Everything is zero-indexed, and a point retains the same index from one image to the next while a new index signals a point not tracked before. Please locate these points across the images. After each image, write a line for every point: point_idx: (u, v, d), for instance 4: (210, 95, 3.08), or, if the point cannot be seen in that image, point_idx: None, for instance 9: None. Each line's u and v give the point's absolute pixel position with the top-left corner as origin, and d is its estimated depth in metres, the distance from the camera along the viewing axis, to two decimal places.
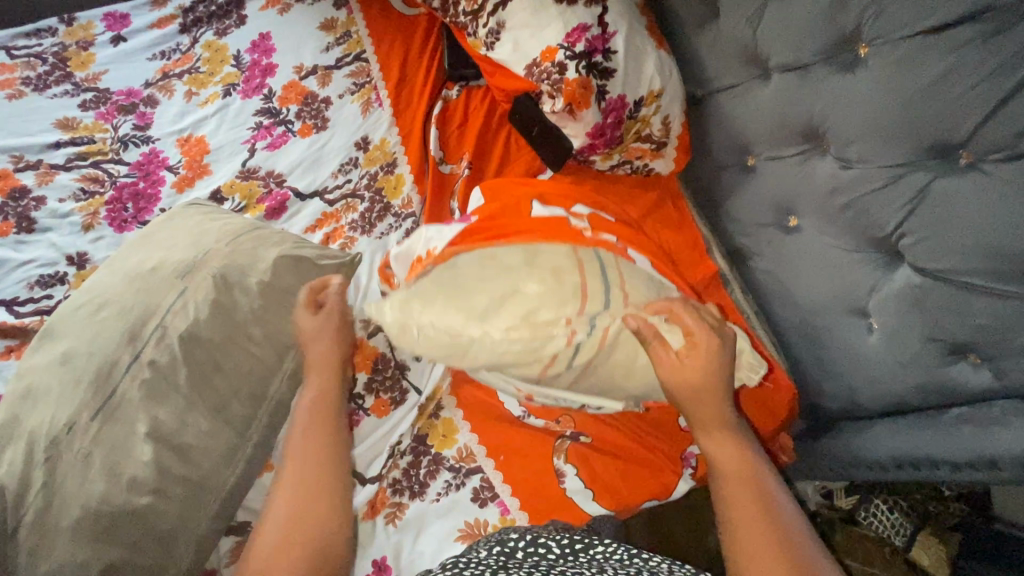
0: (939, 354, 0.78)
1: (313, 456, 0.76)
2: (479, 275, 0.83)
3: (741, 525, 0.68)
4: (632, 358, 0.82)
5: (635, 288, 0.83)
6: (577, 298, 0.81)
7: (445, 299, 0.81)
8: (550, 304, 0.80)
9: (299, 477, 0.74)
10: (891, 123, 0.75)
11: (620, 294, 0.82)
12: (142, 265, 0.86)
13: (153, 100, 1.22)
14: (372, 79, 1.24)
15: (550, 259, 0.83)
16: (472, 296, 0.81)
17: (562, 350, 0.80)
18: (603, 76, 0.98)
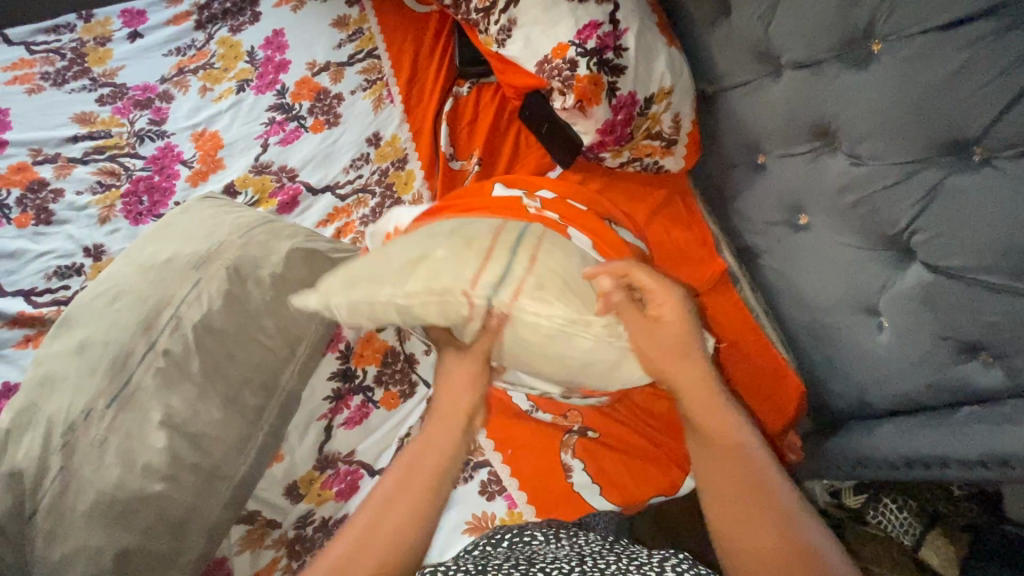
0: (949, 352, 0.78)
1: (396, 512, 0.70)
2: (392, 254, 0.73)
3: (723, 495, 0.69)
4: (564, 336, 0.70)
5: (549, 253, 0.73)
6: (479, 263, 0.70)
7: (356, 281, 0.71)
8: (454, 268, 0.70)
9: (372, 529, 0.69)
10: (903, 120, 0.75)
11: (530, 256, 0.72)
12: (156, 256, 0.87)
13: (168, 95, 1.23)
14: (384, 75, 1.25)
15: (473, 230, 0.75)
16: (382, 267, 0.71)
17: (473, 319, 0.70)
18: (614, 72, 0.98)
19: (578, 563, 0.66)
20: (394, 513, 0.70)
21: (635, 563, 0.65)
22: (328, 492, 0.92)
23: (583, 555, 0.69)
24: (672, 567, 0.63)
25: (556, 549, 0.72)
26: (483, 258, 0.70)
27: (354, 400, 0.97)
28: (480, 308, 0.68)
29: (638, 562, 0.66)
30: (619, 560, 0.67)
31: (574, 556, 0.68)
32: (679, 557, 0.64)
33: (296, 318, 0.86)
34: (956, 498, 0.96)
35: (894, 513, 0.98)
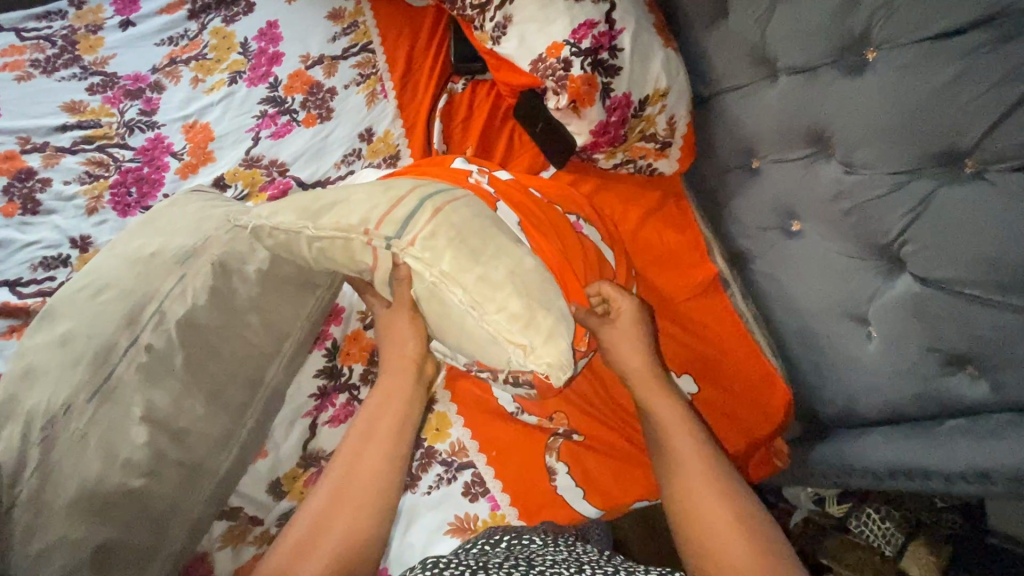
0: (936, 364, 0.78)
1: (367, 462, 0.79)
2: (333, 193, 0.80)
3: (699, 509, 0.75)
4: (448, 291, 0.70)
5: (454, 210, 0.73)
6: (387, 207, 0.73)
7: (289, 203, 0.79)
8: (364, 208, 0.74)
9: (348, 483, 0.78)
10: (896, 129, 0.74)
11: (432, 208, 0.73)
12: (141, 250, 0.86)
13: (160, 85, 1.22)
14: (378, 70, 1.23)
15: (408, 181, 0.78)
16: (311, 203, 0.77)
17: (379, 268, 0.74)
18: (608, 73, 0.97)
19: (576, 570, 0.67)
20: (366, 465, 0.79)
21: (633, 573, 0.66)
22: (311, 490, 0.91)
23: (581, 564, 0.70)
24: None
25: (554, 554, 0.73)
26: (391, 202, 0.73)
27: (340, 398, 0.97)
28: (379, 251, 0.72)
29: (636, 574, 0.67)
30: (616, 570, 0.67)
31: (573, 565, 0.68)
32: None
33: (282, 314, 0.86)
34: (938, 509, 0.97)
35: (876, 523, 0.99)
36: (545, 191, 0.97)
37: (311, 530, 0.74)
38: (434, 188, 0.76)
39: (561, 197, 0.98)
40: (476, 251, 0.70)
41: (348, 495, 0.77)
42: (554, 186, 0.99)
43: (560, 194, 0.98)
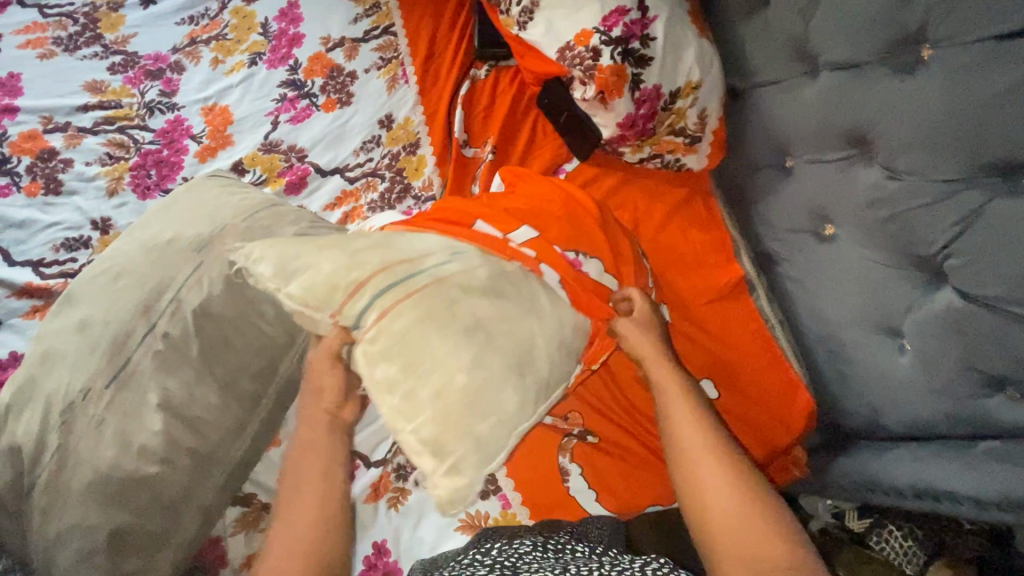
0: (973, 385, 0.74)
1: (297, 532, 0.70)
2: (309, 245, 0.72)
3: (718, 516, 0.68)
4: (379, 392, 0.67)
5: (416, 304, 0.67)
6: (348, 290, 0.68)
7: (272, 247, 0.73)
8: (326, 284, 0.68)
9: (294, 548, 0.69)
10: (947, 135, 0.69)
11: (395, 297, 0.68)
12: (159, 236, 0.86)
13: (180, 66, 1.21)
14: (399, 54, 1.20)
15: (378, 251, 0.71)
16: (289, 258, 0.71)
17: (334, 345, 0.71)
18: (639, 63, 0.93)
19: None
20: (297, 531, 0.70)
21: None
22: None
23: (576, 568, 0.67)
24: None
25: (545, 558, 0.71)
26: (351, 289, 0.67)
27: None
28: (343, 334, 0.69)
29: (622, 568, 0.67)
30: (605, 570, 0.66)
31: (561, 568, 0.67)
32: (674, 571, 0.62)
33: None
34: (965, 530, 0.88)
35: (898, 540, 0.90)
36: (552, 227, 0.86)
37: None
38: (412, 261, 0.71)
39: (566, 228, 0.87)
40: (434, 359, 0.65)
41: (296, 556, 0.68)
42: (558, 213, 0.89)
43: (569, 224, 0.87)
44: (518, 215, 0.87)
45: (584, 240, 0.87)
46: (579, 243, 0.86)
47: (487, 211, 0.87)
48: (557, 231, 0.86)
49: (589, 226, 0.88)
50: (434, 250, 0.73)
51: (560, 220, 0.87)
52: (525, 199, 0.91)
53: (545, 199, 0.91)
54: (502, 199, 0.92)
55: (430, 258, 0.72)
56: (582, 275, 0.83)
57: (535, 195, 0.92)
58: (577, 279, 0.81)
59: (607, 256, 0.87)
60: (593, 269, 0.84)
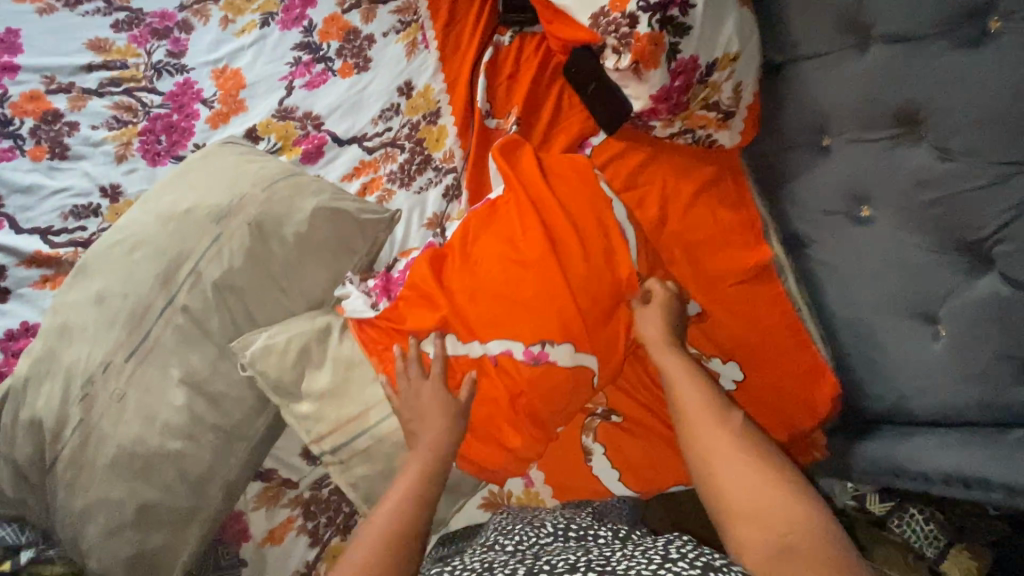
0: (1009, 372, 0.73)
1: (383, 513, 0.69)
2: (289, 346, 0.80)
3: (731, 476, 0.66)
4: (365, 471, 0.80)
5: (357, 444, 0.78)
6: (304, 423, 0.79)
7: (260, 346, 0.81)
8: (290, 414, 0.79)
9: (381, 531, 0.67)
10: (1007, 115, 0.69)
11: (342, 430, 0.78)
12: (175, 206, 0.82)
13: (187, 25, 1.15)
14: (419, 17, 1.15)
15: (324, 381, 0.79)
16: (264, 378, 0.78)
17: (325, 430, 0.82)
18: (678, 32, 0.89)
19: (582, 554, 0.61)
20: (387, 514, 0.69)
21: (642, 551, 0.59)
22: None
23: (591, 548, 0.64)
24: (676, 550, 0.56)
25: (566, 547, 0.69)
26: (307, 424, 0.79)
27: None
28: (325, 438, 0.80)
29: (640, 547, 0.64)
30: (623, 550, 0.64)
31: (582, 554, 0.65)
32: (684, 539, 0.58)
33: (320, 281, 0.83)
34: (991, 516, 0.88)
35: (920, 525, 0.91)
36: (513, 321, 0.77)
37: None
38: (351, 420, 0.78)
39: (531, 316, 0.77)
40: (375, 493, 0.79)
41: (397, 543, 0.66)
42: (528, 283, 0.78)
43: (536, 299, 0.77)
44: (473, 310, 0.79)
45: (548, 325, 0.76)
46: (547, 334, 0.76)
47: (428, 304, 0.81)
48: (526, 321, 0.76)
49: (561, 305, 0.77)
50: (369, 405, 0.79)
51: (520, 304, 0.77)
52: (496, 255, 0.81)
53: (513, 261, 0.79)
54: (466, 267, 0.82)
55: (369, 414, 0.79)
56: (548, 374, 0.76)
57: (511, 244, 0.81)
58: (535, 395, 0.76)
59: (579, 335, 0.77)
60: (565, 353, 0.76)
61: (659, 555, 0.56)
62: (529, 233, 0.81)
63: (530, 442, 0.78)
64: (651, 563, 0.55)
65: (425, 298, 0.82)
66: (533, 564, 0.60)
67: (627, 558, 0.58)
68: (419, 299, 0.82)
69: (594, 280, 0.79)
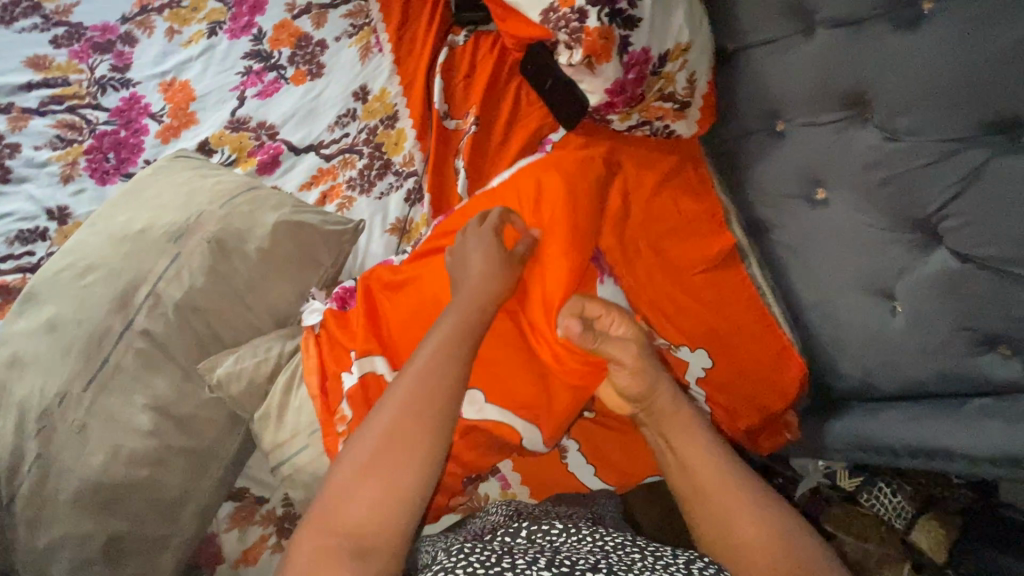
0: (967, 345, 0.75)
1: (413, 374, 0.65)
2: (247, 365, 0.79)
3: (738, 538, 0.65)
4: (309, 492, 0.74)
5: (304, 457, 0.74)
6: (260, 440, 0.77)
7: None
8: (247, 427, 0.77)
9: (409, 395, 0.63)
10: (948, 92, 0.69)
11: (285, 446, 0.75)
12: (128, 226, 0.80)
13: (131, 38, 1.11)
14: (371, 21, 1.14)
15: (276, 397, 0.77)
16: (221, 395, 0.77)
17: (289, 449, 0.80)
18: (627, 24, 0.89)
19: (602, 556, 0.62)
20: (415, 374, 0.65)
21: (659, 561, 0.62)
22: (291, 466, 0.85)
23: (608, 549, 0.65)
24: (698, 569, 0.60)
25: (578, 541, 0.67)
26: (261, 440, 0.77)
27: None
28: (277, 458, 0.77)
29: (663, 560, 0.62)
30: (645, 557, 0.62)
31: (599, 551, 0.64)
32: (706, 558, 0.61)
33: (283, 293, 0.82)
34: (952, 484, 0.92)
35: (888, 497, 0.93)
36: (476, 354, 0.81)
37: (388, 441, 0.60)
38: (279, 446, 0.75)
39: (481, 363, 0.80)
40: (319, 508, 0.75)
41: (424, 401, 0.63)
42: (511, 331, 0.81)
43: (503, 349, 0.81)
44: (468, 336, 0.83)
45: (494, 374, 0.79)
46: (492, 386, 0.79)
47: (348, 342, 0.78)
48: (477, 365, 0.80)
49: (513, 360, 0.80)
50: (297, 431, 0.75)
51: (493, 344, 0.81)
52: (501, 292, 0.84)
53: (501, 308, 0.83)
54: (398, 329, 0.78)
55: (294, 443, 0.75)
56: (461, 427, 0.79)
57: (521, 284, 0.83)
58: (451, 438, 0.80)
59: (504, 392, 0.79)
60: (476, 405, 0.78)
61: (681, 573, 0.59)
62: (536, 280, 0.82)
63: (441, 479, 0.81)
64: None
65: (376, 317, 0.79)
66: (553, 560, 0.59)
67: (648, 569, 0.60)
68: (366, 317, 0.79)
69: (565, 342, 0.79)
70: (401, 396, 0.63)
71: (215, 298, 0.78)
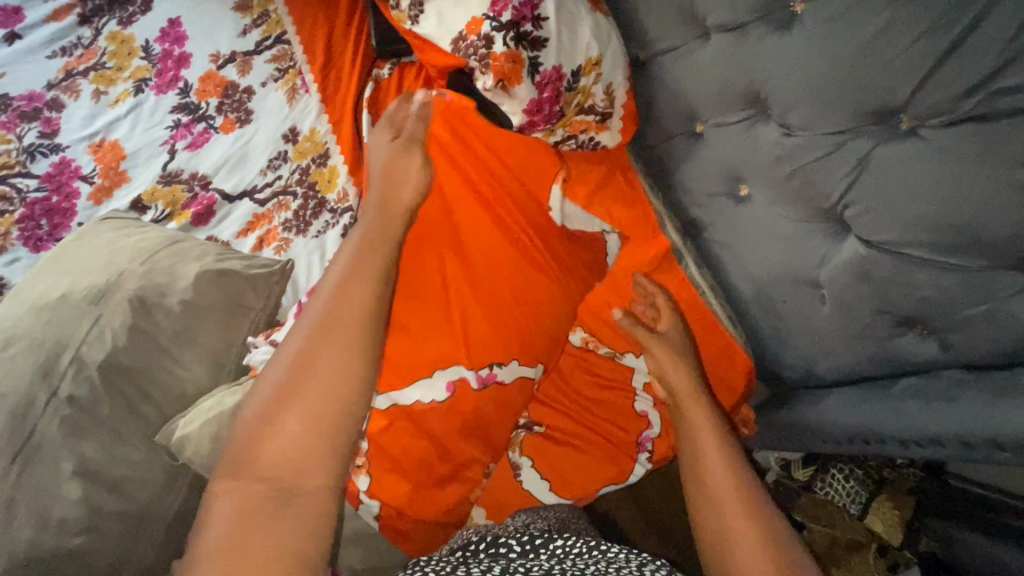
0: (886, 327, 0.75)
1: (312, 313, 0.69)
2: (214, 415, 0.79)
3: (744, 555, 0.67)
4: None
5: None
6: None
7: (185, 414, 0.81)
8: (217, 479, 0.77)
9: (316, 328, 0.67)
10: (827, 86, 0.70)
11: None
12: (49, 293, 0.81)
13: (58, 103, 1.13)
14: (296, 63, 1.17)
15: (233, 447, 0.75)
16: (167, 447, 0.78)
17: None
18: (534, 46, 0.91)
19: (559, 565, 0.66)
20: (323, 308, 0.69)
21: (612, 566, 0.65)
22: None
23: (566, 557, 0.69)
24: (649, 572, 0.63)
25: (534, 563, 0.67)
26: None
27: None
28: None
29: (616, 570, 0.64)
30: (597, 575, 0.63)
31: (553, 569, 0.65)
32: (657, 560, 0.65)
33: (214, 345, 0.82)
34: (901, 465, 0.94)
35: (840, 483, 0.95)
36: (467, 331, 0.80)
37: (292, 380, 0.64)
38: None
39: (491, 331, 0.81)
40: None
41: (330, 336, 0.67)
42: (499, 296, 0.83)
43: (499, 319, 0.82)
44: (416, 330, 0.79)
45: (508, 338, 0.82)
46: (511, 348, 0.82)
47: None
48: (490, 335, 0.81)
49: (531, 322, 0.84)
50: None
51: (485, 316, 0.81)
52: (449, 276, 0.82)
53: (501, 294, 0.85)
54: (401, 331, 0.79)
55: None
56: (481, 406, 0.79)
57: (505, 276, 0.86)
58: (462, 421, 0.79)
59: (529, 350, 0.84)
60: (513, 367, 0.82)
61: None
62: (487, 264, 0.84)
63: (427, 492, 0.78)
64: None
65: None
66: None
67: (601, 571, 0.64)
68: None
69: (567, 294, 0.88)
70: (308, 328, 0.67)
71: (142, 355, 0.78)
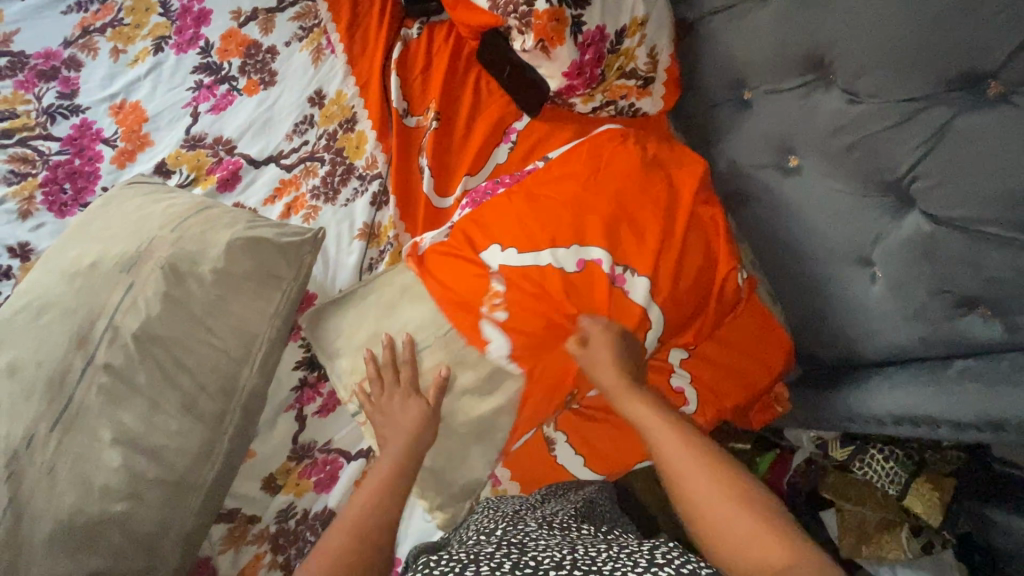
0: (946, 307, 0.72)
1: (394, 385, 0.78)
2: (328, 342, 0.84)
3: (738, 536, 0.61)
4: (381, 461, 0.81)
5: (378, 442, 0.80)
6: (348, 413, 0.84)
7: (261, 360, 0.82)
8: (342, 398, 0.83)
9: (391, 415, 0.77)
10: (904, 49, 0.66)
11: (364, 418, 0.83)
12: (80, 260, 0.79)
13: (76, 62, 1.09)
14: (320, 21, 1.12)
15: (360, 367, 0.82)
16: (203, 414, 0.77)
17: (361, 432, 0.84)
18: (577, 4, 0.85)
19: (568, 551, 0.61)
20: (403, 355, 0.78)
21: (626, 551, 0.60)
22: (307, 482, 0.87)
23: (578, 542, 0.65)
24: (661, 555, 0.58)
25: (549, 537, 0.68)
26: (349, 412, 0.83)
27: (326, 386, 0.91)
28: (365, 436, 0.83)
29: (630, 550, 0.61)
30: (610, 548, 0.62)
31: (566, 542, 0.65)
32: (669, 543, 0.59)
33: (248, 314, 0.81)
34: (942, 446, 0.91)
35: (880, 464, 0.92)
36: (603, 232, 0.79)
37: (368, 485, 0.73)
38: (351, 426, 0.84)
39: (625, 245, 0.79)
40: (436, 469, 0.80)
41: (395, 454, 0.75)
42: (643, 218, 0.81)
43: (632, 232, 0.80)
44: (567, 215, 0.80)
45: (638, 255, 0.79)
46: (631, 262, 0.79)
47: (481, 237, 0.83)
48: (622, 248, 0.79)
49: (666, 259, 0.80)
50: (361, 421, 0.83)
51: (616, 220, 0.80)
52: (587, 182, 0.83)
53: (624, 200, 0.82)
54: (547, 215, 0.81)
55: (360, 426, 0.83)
56: (596, 307, 0.78)
57: (636, 190, 0.83)
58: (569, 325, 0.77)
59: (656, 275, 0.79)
60: (642, 292, 0.78)
61: (644, 558, 0.58)
62: (639, 186, 0.83)
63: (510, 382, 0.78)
64: (637, 564, 0.56)
65: (525, 218, 0.82)
66: (522, 554, 0.60)
67: (609, 555, 0.60)
68: (510, 216, 0.83)
69: (706, 254, 0.84)
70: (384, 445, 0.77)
71: (175, 325, 0.76)
